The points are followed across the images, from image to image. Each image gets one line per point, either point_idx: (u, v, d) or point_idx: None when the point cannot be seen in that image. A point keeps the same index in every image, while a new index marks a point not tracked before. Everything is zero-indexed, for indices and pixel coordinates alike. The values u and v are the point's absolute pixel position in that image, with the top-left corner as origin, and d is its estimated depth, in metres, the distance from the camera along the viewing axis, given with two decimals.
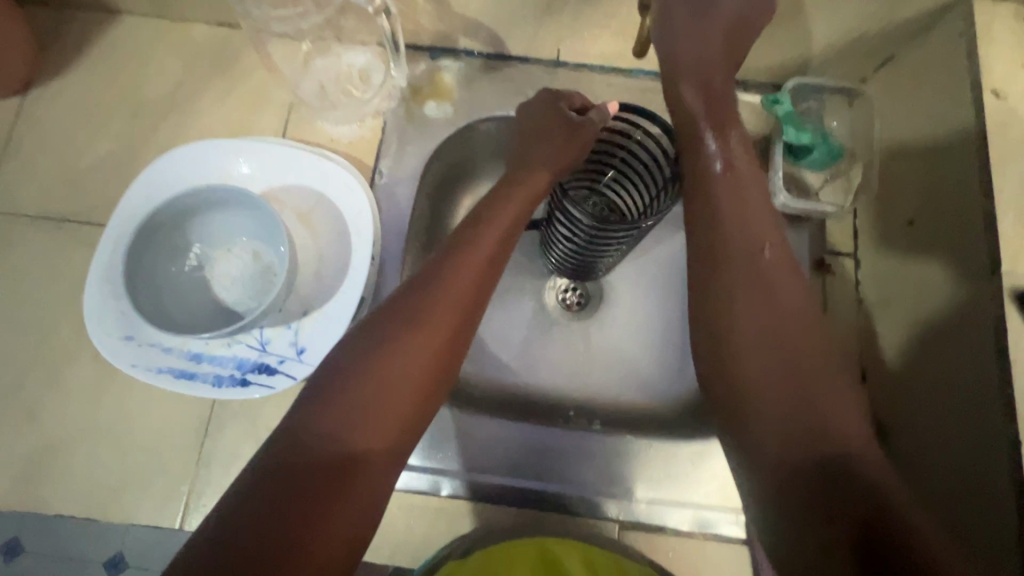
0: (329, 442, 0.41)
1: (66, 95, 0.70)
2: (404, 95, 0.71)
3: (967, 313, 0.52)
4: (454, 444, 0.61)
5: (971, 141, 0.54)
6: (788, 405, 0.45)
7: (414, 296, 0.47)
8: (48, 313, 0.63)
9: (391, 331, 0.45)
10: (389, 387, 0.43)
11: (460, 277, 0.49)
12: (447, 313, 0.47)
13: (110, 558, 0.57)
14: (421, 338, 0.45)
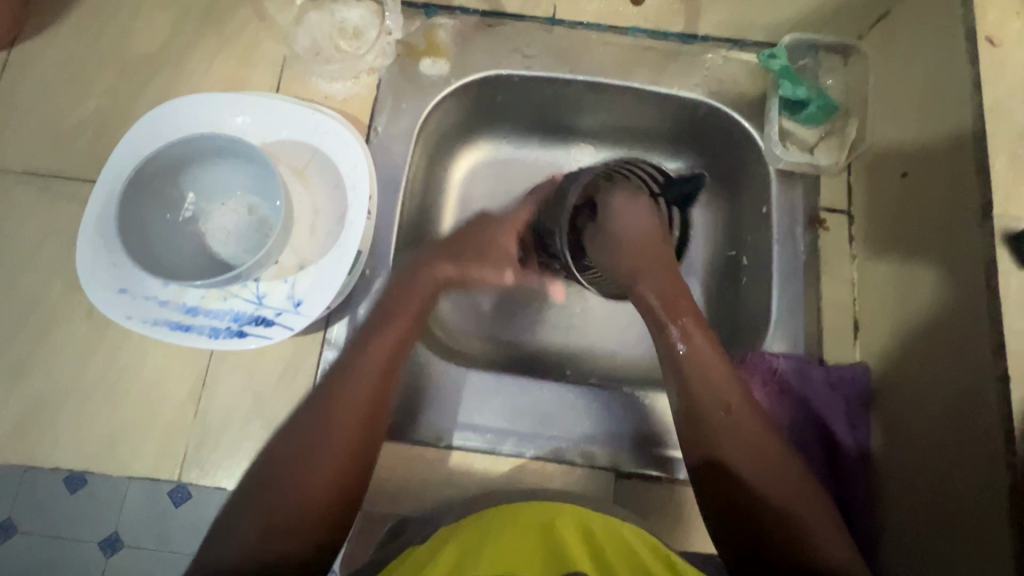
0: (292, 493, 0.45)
1: (52, 50, 0.68)
2: (399, 52, 0.70)
3: (957, 258, 0.52)
4: (450, 395, 0.62)
5: (965, 89, 0.53)
6: (746, 451, 0.48)
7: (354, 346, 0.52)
8: (36, 270, 0.62)
9: (331, 392, 0.49)
10: (343, 432, 0.47)
11: (395, 318, 0.54)
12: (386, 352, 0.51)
13: (104, 537, 0.57)
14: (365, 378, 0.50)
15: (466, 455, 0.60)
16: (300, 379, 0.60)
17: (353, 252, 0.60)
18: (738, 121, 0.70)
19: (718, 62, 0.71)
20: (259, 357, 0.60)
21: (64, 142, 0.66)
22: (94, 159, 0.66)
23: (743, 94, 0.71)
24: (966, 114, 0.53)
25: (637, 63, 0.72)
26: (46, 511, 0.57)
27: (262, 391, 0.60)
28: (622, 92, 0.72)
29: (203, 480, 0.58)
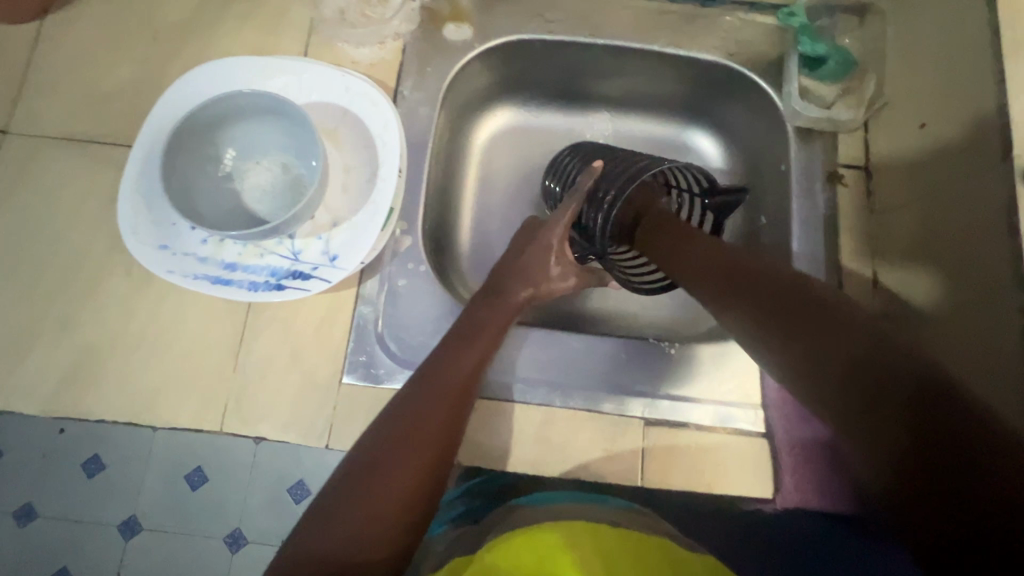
0: (398, 458, 0.44)
1: (83, 20, 0.70)
2: (422, 18, 0.71)
3: (978, 197, 0.54)
4: (519, 355, 0.63)
5: (985, 37, 0.54)
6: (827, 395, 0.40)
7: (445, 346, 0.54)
8: (75, 231, 0.64)
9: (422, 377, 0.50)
10: (440, 410, 0.48)
11: (486, 329, 0.57)
12: (475, 365, 0.53)
13: (123, 520, 0.59)
14: (457, 371, 0.52)
15: (497, 404, 0.61)
16: (336, 332, 0.62)
17: (386, 208, 0.61)
18: (756, 81, 0.72)
19: (735, 24, 0.73)
20: (295, 312, 0.62)
21: (98, 108, 0.67)
22: (127, 124, 0.67)
23: (761, 54, 0.72)
24: (987, 59, 0.54)
25: (657, 27, 0.73)
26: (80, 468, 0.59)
27: (298, 344, 0.61)
28: (642, 55, 0.74)
29: (243, 431, 0.60)
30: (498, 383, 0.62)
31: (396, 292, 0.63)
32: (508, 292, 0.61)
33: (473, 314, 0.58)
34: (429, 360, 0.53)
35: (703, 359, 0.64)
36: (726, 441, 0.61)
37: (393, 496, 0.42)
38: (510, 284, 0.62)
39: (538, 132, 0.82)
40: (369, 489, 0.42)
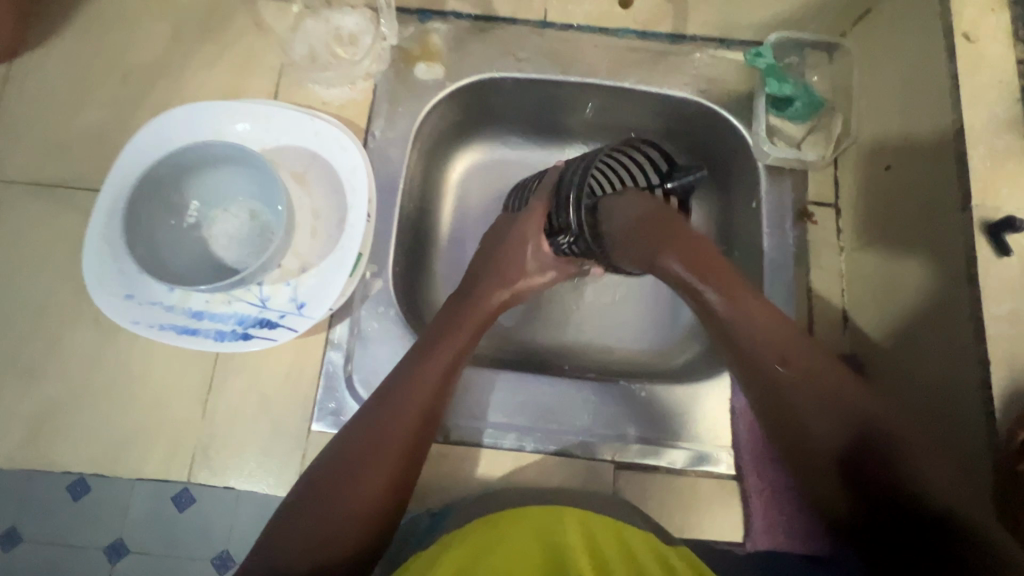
0: (367, 458, 0.48)
1: (52, 63, 0.69)
2: (394, 57, 0.71)
3: (936, 243, 0.54)
4: (473, 399, 0.63)
5: (944, 84, 0.55)
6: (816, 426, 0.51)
7: (421, 346, 0.56)
8: (43, 278, 0.64)
9: (397, 378, 0.53)
10: (402, 428, 0.50)
11: (457, 331, 0.58)
12: (438, 384, 0.54)
13: (111, 543, 0.58)
14: (429, 376, 0.54)
15: (468, 449, 0.61)
16: (305, 379, 0.61)
17: (354, 254, 0.61)
18: (726, 116, 0.72)
19: (706, 60, 0.73)
20: (264, 359, 0.61)
21: (66, 153, 0.67)
22: (96, 168, 0.67)
23: (730, 91, 0.72)
24: (946, 105, 0.54)
25: (628, 64, 0.73)
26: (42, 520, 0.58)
27: (267, 392, 0.61)
28: (612, 92, 0.74)
29: (212, 481, 0.59)
30: (469, 429, 0.62)
31: (366, 337, 0.63)
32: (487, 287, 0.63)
33: (452, 314, 0.60)
34: (405, 360, 0.55)
35: (672, 401, 0.64)
36: (695, 484, 0.61)
37: (362, 487, 0.47)
38: (484, 285, 0.63)
39: (514, 166, 0.81)
40: (341, 471, 0.48)
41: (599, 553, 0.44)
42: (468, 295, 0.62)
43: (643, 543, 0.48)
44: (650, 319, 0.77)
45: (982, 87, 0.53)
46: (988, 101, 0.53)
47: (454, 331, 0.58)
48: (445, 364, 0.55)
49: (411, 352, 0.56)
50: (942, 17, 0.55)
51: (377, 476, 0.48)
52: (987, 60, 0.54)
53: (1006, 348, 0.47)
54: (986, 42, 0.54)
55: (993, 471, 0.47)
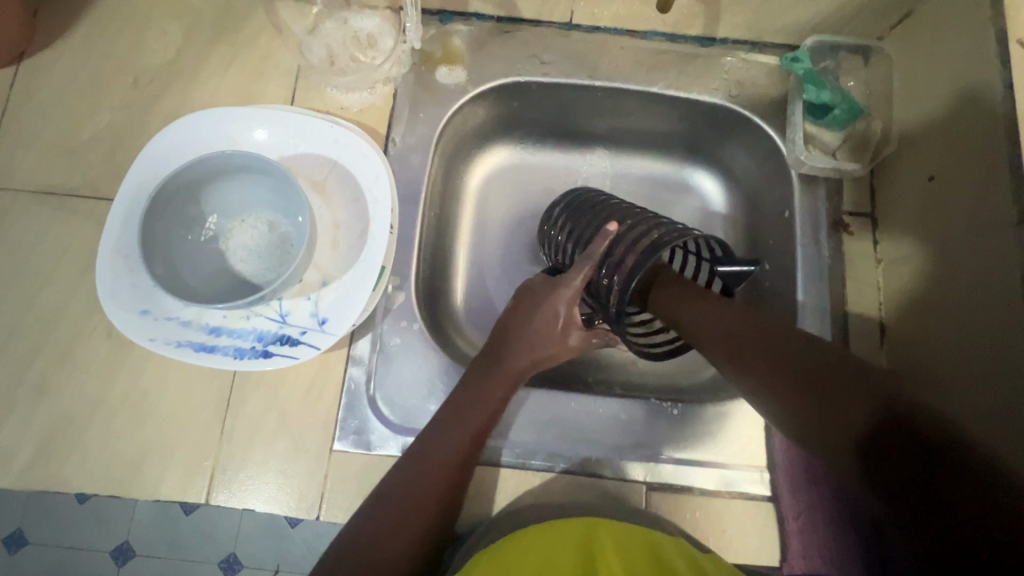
0: (405, 501, 0.50)
1: (62, 65, 0.67)
2: (415, 60, 0.69)
3: (987, 259, 0.52)
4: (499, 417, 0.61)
5: (996, 92, 0.52)
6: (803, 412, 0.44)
7: (460, 393, 0.56)
8: (53, 290, 0.61)
9: (430, 434, 0.53)
10: (431, 489, 0.51)
11: (497, 379, 0.57)
12: (473, 441, 0.53)
13: None
14: (466, 427, 0.54)
15: (494, 469, 0.59)
16: (326, 396, 0.59)
17: (377, 267, 0.59)
18: (758, 122, 0.69)
19: (737, 64, 0.71)
20: (283, 375, 0.59)
21: (77, 160, 0.65)
22: (108, 175, 0.64)
23: (763, 96, 0.70)
24: (999, 114, 0.52)
25: (656, 67, 0.71)
26: None
27: (287, 410, 0.59)
28: (640, 97, 0.71)
29: (230, 502, 0.57)
30: (496, 449, 0.60)
31: (388, 353, 0.61)
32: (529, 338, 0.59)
33: (488, 369, 0.58)
34: (438, 417, 0.55)
35: (705, 420, 0.62)
36: (730, 505, 0.59)
37: (400, 529, 0.49)
38: (513, 351, 0.59)
39: (537, 172, 0.79)
40: (381, 514, 0.49)
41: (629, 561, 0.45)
42: (506, 334, 0.60)
43: (671, 548, 0.48)
44: None
45: None
46: None
47: (489, 388, 0.56)
48: (484, 417, 0.55)
49: (451, 399, 0.56)
50: (994, 22, 0.53)
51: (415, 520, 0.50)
52: None
53: None
54: None
55: None
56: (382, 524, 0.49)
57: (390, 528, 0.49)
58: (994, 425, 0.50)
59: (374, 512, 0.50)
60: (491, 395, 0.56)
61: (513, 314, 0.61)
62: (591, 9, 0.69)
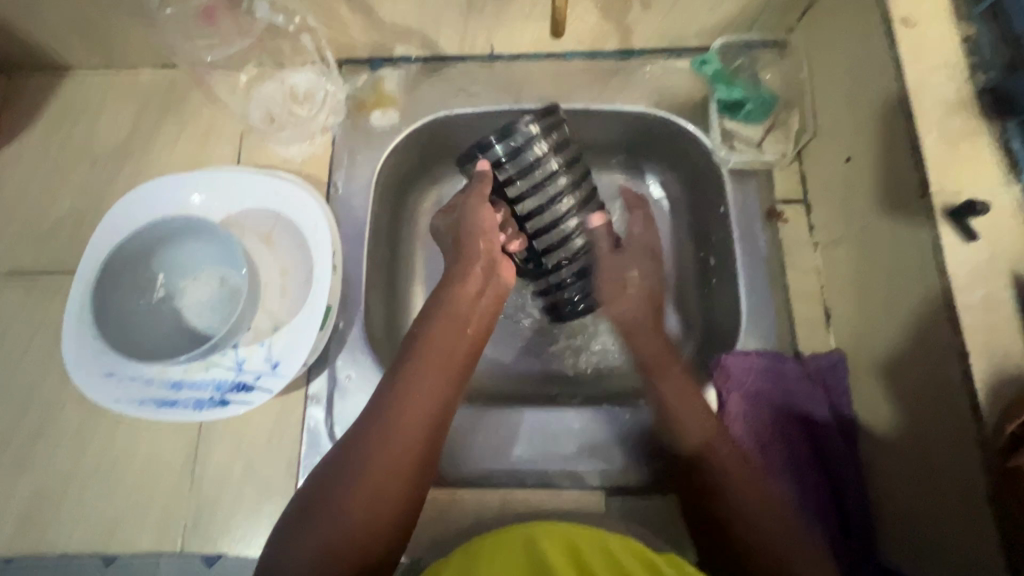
0: (360, 500, 0.47)
1: (25, 154, 0.72)
2: (348, 107, 0.73)
3: (904, 231, 0.53)
4: (457, 439, 0.62)
5: (889, 70, 0.54)
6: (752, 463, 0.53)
7: (383, 402, 0.52)
8: (29, 362, 0.65)
9: (397, 383, 0.53)
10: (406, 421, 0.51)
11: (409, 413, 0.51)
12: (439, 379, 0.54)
13: None
14: (380, 466, 0.48)
15: (455, 490, 0.61)
16: (289, 435, 0.62)
17: (323, 307, 0.62)
18: (683, 125, 0.70)
19: (657, 73, 0.73)
20: (247, 419, 0.62)
21: (44, 240, 0.69)
22: (73, 251, 0.69)
23: (685, 99, 0.72)
24: (894, 92, 0.53)
25: (579, 84, 0.73)
26: None
27: (253, 453, 0.62)
28: (570, 115, 0.73)
29: (205, 548, 0.59)
30: (458, 472, 0.62)
31: (343, 388, 0.63)
32: (441, 335, 0.57)
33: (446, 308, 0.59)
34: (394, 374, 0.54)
35: None
36: None
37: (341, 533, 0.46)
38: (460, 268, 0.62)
39: None
40: (332, 500, 0.47)
41: (583, 564, 0.43)
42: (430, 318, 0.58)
43: (628, 554, 0.45)
44: None
45: (928, 70, 0.52)
46: (935, 83, 0.52)
47: (437, 338, 0.57)
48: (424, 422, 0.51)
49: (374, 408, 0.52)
50: (879, 5, 0.55)
51: (374, 483, 0.48)
52: (929, 43, 0.53)
53: (984, 335, 0.46)
54: (926, 26, 0.53)
55: (986, 470, 0.44)
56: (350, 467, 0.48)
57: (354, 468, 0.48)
58: (930, 393, 0.50)
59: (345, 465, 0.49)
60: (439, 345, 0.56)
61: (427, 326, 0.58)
62: (507, 39, 0.72)
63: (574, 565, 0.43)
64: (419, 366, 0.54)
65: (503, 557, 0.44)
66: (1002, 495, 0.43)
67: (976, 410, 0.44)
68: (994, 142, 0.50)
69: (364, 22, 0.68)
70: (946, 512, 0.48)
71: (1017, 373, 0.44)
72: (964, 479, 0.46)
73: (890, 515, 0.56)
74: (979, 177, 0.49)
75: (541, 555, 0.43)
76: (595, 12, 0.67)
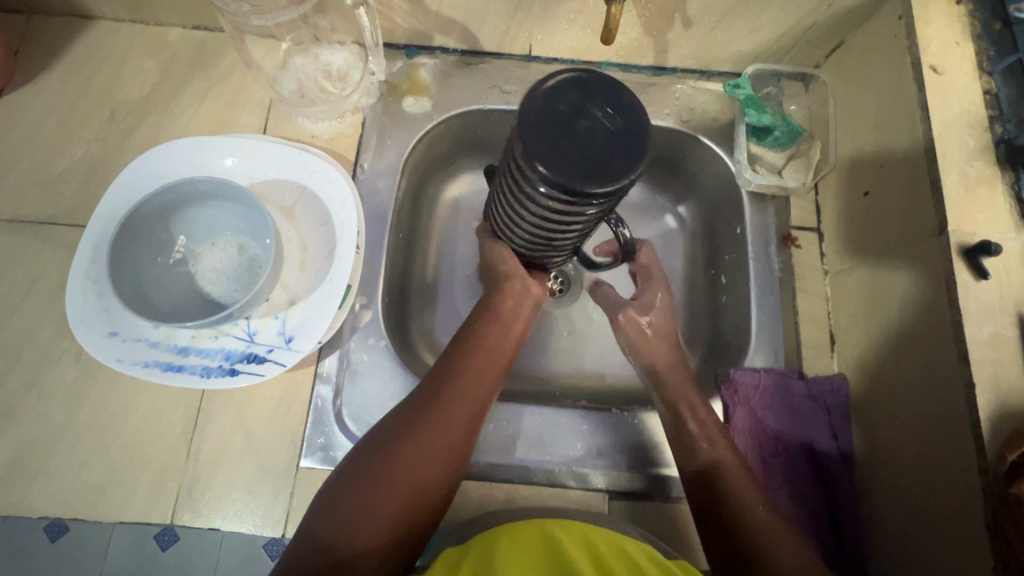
0: (376, 504, 0.47)
1: (38, 98, 0.70)
2: (382, 91, 0.72)
3: (918, 263, 0.55)
4: None
5: (915, 112, 0.57)
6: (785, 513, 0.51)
7: (397, 429, 0.51)
8: (24, 313, 0.63)
9: (434, 393, 0.54)
10: (437, 429, 0.51)
11: (445, 428, 0.52)
12: (474, 397, 0.55)
13: None
14: (410, 472, 0.49)
15: (460, 482, 0.61)
16: (294, 413, 0.61)
17: (343, 286, 0.61)
18: (707, 144, 0.73)
19: (687, 91, 0.74)
20: (252, 392, 0.61)
21: (52, 189, 0.67)
22: (82, 204, 0.67)
23: (712, 120, 0.74)
24: (918, 133, 0.56)
25: None
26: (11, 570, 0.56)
27: (254, 428, 0.60)
28: None
29: (196, 522, 0.57)
30: None
31: (354, 370, 0.62)
32: (475, 355, 0.57)
33: (482, 330, 0.59)
34: (430, 379, 0.55)
35: (664, 428, 0.64)
36: (694, 512, 0.61)
37: (368, 529, 0.46)
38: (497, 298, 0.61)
39: None
40: (364, 495, 0.48)
41: (602, 560, 0.43)
42: (469, 339, 0.59)
43: (643, 556, 0.46)
44: None
45: (953, 116, 0.55)
46: (958, 128, 0.55)
47: (472, 359, 0.57)
48: (428, 476, 0.50)
49: (375, 465, 0.49)
50: (910, 51, 0.58)
51: (378, 514, 0.47)
52: (954, 91, 0.56)
53: (990, 369, 0.48)
54: (952, 74, 0.57)
55: (985, 494, 0.46)
56: (386, 466, 0.49)
57: (389, 468, 0.49)
58: (931, 420, 0.52)
59: (378, 461, 0.49)
60: (478, 366, 0.56)
61: (465, 347, 0.58)
62: (546, 42, 0.72)
63: (593, 563, 0.43)
64: (428, 430, 0.51)
65: (521, 550, 0.44)
66: (999, 520, 0.45)
67: (978, 439, 0.47)
68: (1008, 189, 0.54)
69: (408, 9, 0.68)
70: (939, 535, 0.51)
71: (1016, 406, 0.47)
72: (961, 505, 0.49)
73: (884, 537, 0.57)
74: (994, 220, 0.52)
75: (560, 550, 0.44)
76: (637, 26, 0.69)
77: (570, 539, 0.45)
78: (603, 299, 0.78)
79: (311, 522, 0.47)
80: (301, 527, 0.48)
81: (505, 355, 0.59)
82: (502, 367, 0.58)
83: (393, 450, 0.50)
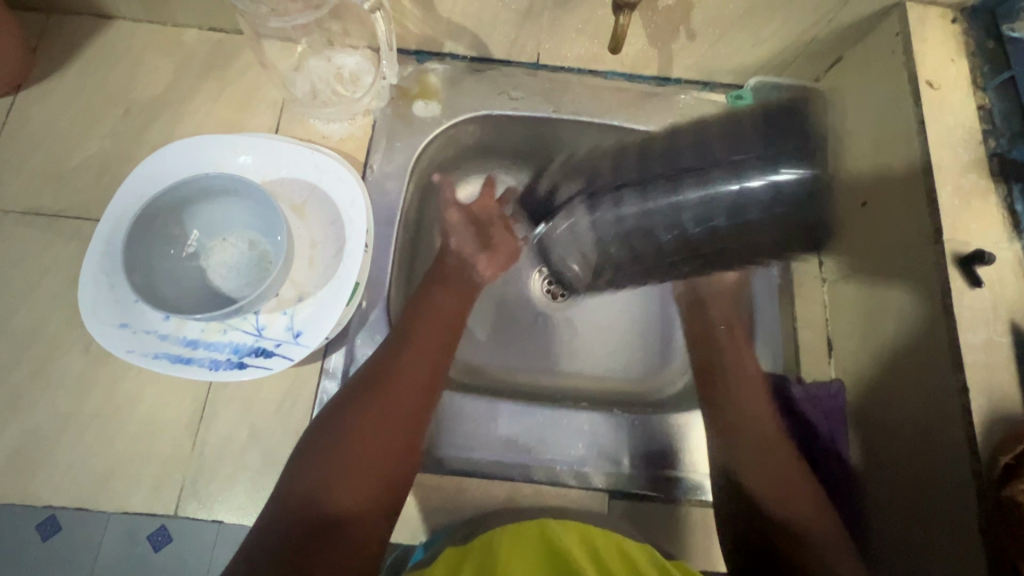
0: (352, 464, 0.48)
1: (55, 94, 0.71)
2: (393, 94, 0.74)
3: (913, 271, 0.57)
4: (466, 428, 0.63)
5: (911, 124, 0.59)
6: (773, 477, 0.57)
7: (360, 392, 0.53)
8: (35, 303, 0.63)
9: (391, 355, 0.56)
10: (398, 388, 0.53)
11: (409, 385, 0.54)
12: (429, 356, 0.57)
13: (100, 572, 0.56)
14: (381, 429, 0.51)
15: (463, 480, 0.61)
16: (300, 407, 0.61)
17: (350, 283, 0.62)
18: None
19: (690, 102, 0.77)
20: (259, 385, 0.61)
21: (66, 182, 0.68)
22: (95, 198, 0.68)
23: None
24: (914, 145, 0.58)
25: (618, 103, 0.76)
26: (13, 558, 0.56)
27: (260, 422, 0.61)
28: (604, 130, 0.76)
29: (200, 514, 0.58)
30: (465, 459, 0.62)
31: (360, 367, 0.63)
32: (423, 320, 0.60)
33: (426, 298, 0.62)
34: (386, 345, 0.57)
35: (664, 430, 0.65)
36: (692, 514, 0.62)
37: (346, 488, 0.48)
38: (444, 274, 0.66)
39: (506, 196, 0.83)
40: (335, 456, 0.49)
41: (601, 559, 0.44)
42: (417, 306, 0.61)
43: (642, 556, 0.46)
44: (643, 344, 0.78)
45: (948, 130, 0.57)
46: (952, 142, 0.57)
47: (423, 324, 0.59)
48: (397, 432, 0.52)
49: (345, 425, 0.50)
50: (907, 67, 0.61)
51: (354, 473, 0.48)
52: (949, 106, 0.58)
53: (983, 374, 0.50)
54: (947, 90, 0.59)
55: (979, 497, 0.48)
56: (355, 427, 0.50)
57: (360, 428, 0.50)
58: (925, 424, 0.53)
59: (345, 424, 0.50)
60: (428, 329, 0.59)
61: (410, 314, 0.60)
62: (554, 51, 0.74)
63: (593, 562, 0.43)
64: (392, 389, 0.53)
65: (522, 548, 0.45)
66: (993, 523, 0.46)
67: (972, 443, 0.48)
68: (1001, 202, 0.55)
69: (421, 16, 0.69)
70: (935, 538, 0.52)
71: (1008, 411, 0.49)
72: (955, 508, 0.50)
73: (883, 543, 0.57)
74: (988, 230, 0.54)
75: (560, 548, 0.44)
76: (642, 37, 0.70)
77: (571, 539, 0.46)
78: (605, 303, 0.79)
79: (286, 492, 0.48)
80: (274, 502, 0.48)
81: (452, 318, 0.62)
82: (450, 329, 0.61)
83: (359, 410, 0.51)
